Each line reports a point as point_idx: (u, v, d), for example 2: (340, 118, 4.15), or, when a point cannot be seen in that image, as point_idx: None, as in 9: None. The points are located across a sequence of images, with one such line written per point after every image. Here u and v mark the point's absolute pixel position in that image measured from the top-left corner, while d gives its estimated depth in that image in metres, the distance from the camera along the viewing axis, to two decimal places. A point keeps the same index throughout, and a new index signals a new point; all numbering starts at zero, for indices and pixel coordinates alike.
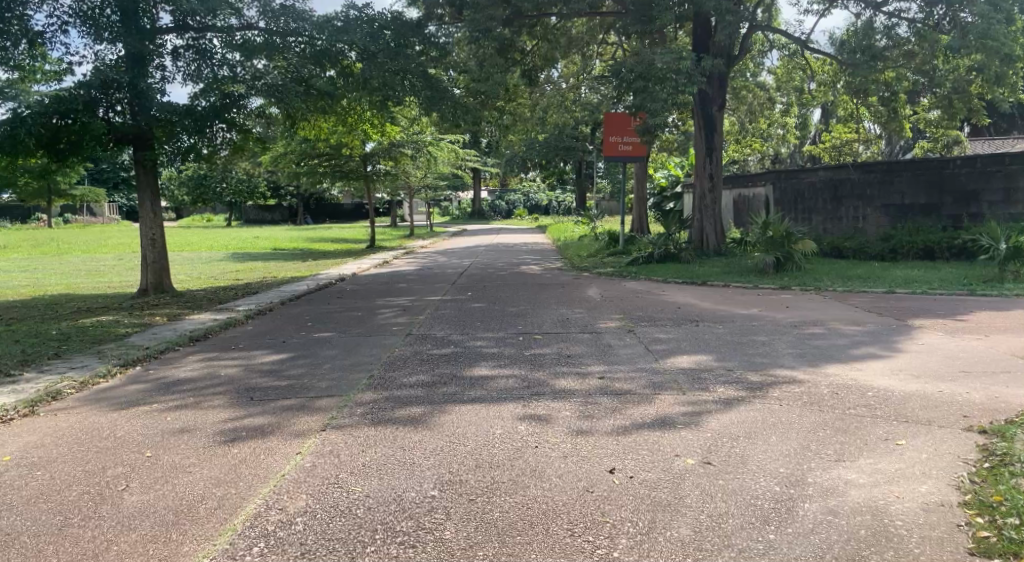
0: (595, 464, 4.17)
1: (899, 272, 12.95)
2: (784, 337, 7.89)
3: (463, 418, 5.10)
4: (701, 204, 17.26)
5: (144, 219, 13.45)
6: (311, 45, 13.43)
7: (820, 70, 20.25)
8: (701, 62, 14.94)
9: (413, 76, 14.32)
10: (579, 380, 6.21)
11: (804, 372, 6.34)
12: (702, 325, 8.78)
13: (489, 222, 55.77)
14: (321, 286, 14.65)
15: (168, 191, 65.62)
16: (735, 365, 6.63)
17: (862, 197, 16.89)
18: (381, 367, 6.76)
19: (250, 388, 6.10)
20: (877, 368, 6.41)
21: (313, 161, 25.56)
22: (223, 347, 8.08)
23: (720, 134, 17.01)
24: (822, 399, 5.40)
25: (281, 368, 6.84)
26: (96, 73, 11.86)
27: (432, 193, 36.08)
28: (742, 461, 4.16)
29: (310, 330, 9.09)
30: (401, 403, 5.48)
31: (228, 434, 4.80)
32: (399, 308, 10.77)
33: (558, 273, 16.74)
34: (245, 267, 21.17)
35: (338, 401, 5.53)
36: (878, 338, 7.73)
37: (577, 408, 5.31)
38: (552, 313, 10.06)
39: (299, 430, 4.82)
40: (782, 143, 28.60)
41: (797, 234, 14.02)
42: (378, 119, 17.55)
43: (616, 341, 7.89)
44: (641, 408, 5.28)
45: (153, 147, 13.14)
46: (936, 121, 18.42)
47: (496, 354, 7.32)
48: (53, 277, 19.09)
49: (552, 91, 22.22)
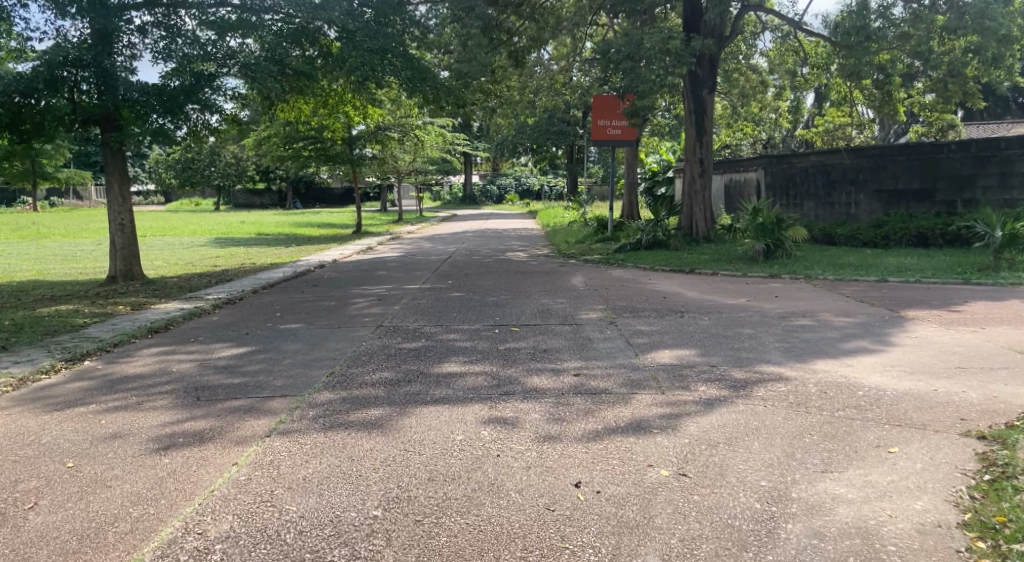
0: (560, 476, 3.79)
1: (891, 260, 12.60)
2: (771, 330, 7.52)
3: (423, 421, 4.71)
4: (691, 189, 16.90)
5: (112, 204, 12.96)
6: (289, 23, 13.00)
7: (813, 53, 19.84)
8: (691, 42, 14.27)
9: (394, 56, 13.73)
10: (553, 378, 5.83)
11: (791, 368, 5.97)
12: (686, 316, 8.40)
13: (480, 207, 55.37)
14: (298, 273, 14.21)
15: (156, 174, 64.70)
16: (719, 361, 6.26)
17: (855, 182, 16.51)
18: (343, 363, 6.36)
19: (200, 387, 5.68)
20: (868, 364, 6.05)
21: (297, 144, 24.88)
22: (182, 340, 7.66)
23: (710, 118, 16.58)
24: (810, 400, 5.02)
25: (238, 364, 6.42)
26: (59, 49, 11.28)
27: (421, 178, 35.60)
28: (720, 473, 3.78)
29: (276, 321, 8.67)
30: (356, 405, 5.08)
31: (163, 441, 4.41)
32: (374, 298, 10.36)
33: (544, 259, 16.36)
34: (226, 253, 20.66)
35: (290, 403, 5.14)
36: (869, 331, 7.37)
37: (547, 410, 4.93)
38: (533, 303, 9.66)
39: (239, 437, 4.44)
40: (773, 127, 28.23)
41: (787, 221, 13.68)
42: (360, 100, 17.08)
43: (596, 334, 7.52)
44: (615, 410, 4.89)
45: (121, 129, 12.63)
46: (930, 105, 18.15)
47: (467, 349, 6.93)
48: (26, 262, 18.53)
49: (542, 74, 22.25)
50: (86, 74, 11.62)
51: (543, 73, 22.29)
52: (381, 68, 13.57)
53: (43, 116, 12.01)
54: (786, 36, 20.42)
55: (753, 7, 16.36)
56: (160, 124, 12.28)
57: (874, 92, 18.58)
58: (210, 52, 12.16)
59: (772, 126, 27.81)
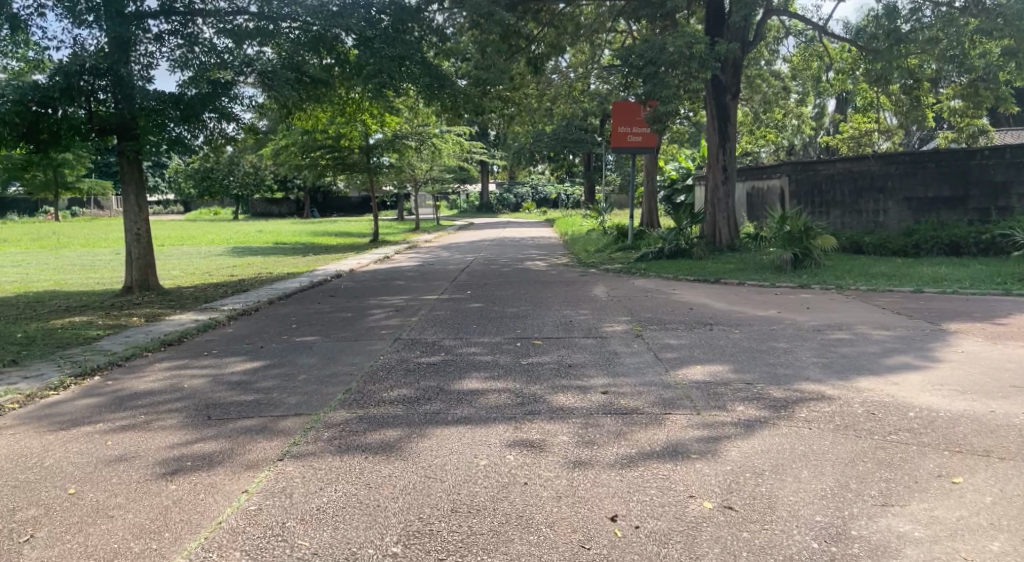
0: (594, 508, 3.50)
1: (926, 269, 12.17)
2: (807, 344, 7.18)
3: (443, 444, 4.42)
4: (714, 197, 16.57)
5: (129, 213, 12.84)
6: (307, 31, 12.75)
7: (838, 57, 19.45)
8: (716, 46, 13.97)
9: (412, 63, 13.52)
10: (580, 396, 5.53)
11: (833, 386, 5.63)
12: (716, 329, 8.07)
13: (497, 215, 55.18)
14: (314, 282, 14.03)
15: (175, 183, 65.19)
16: (755, 378, 5.93)
17: (883, 190, 16.08)
18: (360, 378, 6.09)
19: (211, 405, 5.44)
20: (916, 383, 5.69)
21: (314, 153, 24.78)
22: (195, 353, 7.44)
23: (734, 124, 16.27)
24: (857, 422, 4.68)
25: (251, 380, 6.17)
26: (75, 58, 11.17)
27: (438, 187, 35.44)
28: (770, 506, 3.47)
29: (292, 334, 8.44)
30: (375, 425, 4.81)
31: (170, 464, 4.16)
32: (392, 309, 10.11)
33: (563, 269, 16.05)
34: (243, 262, 20.56)
35: (305, 422, 4.89)
36: (911, 345, 7.01)
37: (576, 432, 4.63)
38: (555, 314, 9.38)
39: (250, 460, 4.18)
40: (795, 134, 27.77)
41: (815, 229, 13.32)
42: (378, 108, 16.92)
43: (622, 348, 7.21)
44: (649, 433, 4.58)
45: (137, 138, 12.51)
46: (961, 110, 17.74)
47: (489, 363, 6.64)
48: (45, 272, 18.52)
49: (560, 82, 21.80)
50: (103, 82, 11.50)
51: (561, 81, 21.79)
52: (399, 75, 13.35)
53: (60, 125, 11.91)
54: (811, 40, 20.03)
55: (778, 11, 16.05)
56: (178, 132, 12.17)
57: (902, 98, 18.15)
58: (226, 58, 12.06)
59: (795, 133, 27.36)
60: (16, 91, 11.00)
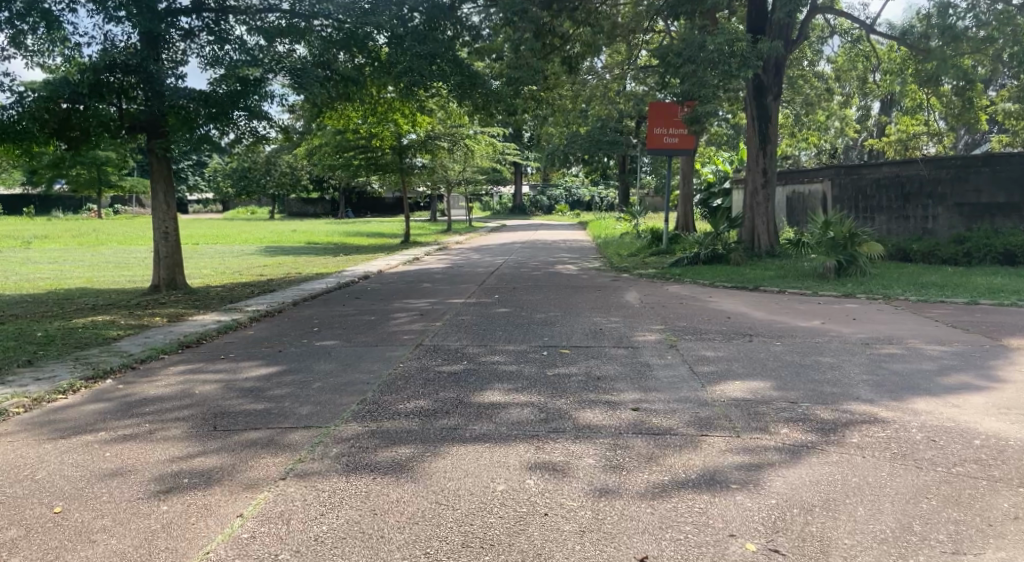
0: (621, 547, 3.12)
1: (980, 279, 11.51)
2: (855, 359, 6.68)
3: (457, 465, 4.09)
4: (753, 201, 15.98)
5: (156, 211, 12.77)
6: (339, 29, 12.53)
7: (886, 58, 18.78)
8: (758, 44, 13.44)
9: (444, 62, 13.21)
10: (609, 412, 5.15)
11: (886, 408, 5.17)
12: (756, 341, 7.60)
13: (530, 218, 54.92)
14: (340, 284, 13.80)
15: (214, 182, 66.09)
16: (799, 397, 5.48)
17: (932, 195, 15.35)
18: (376, 388, 5.78)
19: (219, 414, 5.17)
20: (979, 405, 5.20)
21: (346, 154, 24.68)
22: (211, 357, 7.21)
23: (775, 127, 15.68)
24: (916, 450, 4.23)
25: (264, 387, 5.89)
26: (103, 54, 11.07)
27: (470, 189, 35.25)
28: (823, 551, 3.06)
29: (313, 337, 8.18)
30: (387, 441, 4.49)
31: (165, 482, 3.89)
32: (416, 313, 9.82)
33: (595, 273, 15.65)
34: (274, 262, 20.51)
35: (313, 436, 4.59)
36: (969, 363, 6.49)
37: (603, 455, 4.25)
38: (585, 321, 8.98)
39: (249, 479, 3.88)
40: (838, 138, 26.96)
41: (861, 235, 12.72)
42: (409, 108, 16.73)
43: (655, 359, 6.80)
44: (684, 458, 4.18)
45: (166, 135, 12.42)
46: (1016, 113, 16.79)
47: (513, 374, 6.29)
48: (79, 269, 18.67)
49: (596, 82, 21.34)
50: (133, 79, 11.43)
51: (596, 81, 21.31)
52: (430, 74, 13.05)
53: (90, 123, 11.88)
54: (857, 41, 19.58)
55: (824, 9, 15.50)
56: (207, 130, 12.08)
57: (954, 99, 17.22)
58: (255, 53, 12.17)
59: (838, 137, 26.47)
60: (46, 88, 10.94)
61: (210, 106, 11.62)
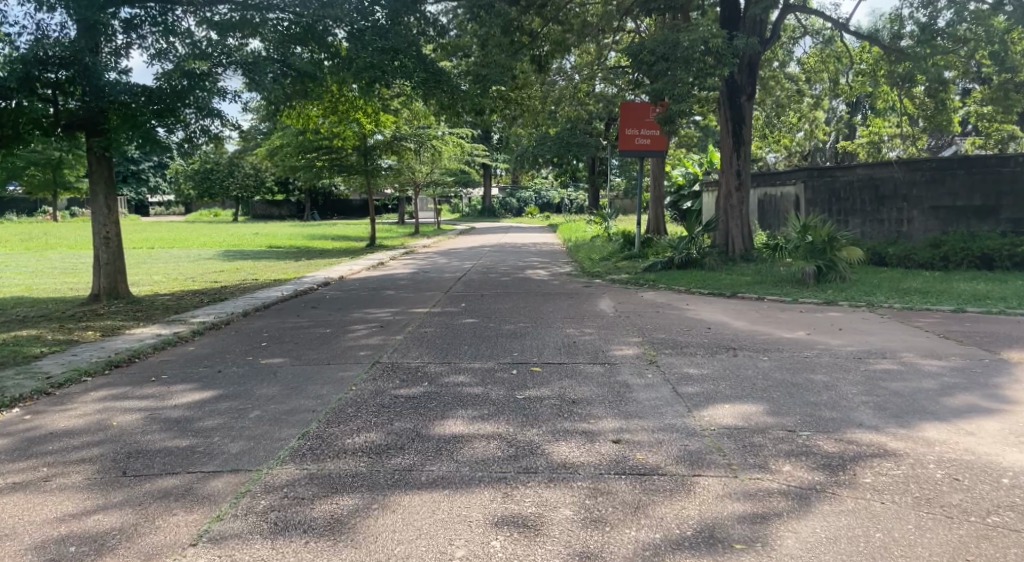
0: None
1: (962, 285, 11.17)
2: (850, 377, 6.14)
3: (409, 523, 3.42)
4: (727, 204, 15.55)
5: (96, 214, 11.82)
6: (296, 22, 11.56)
7: (859, 59, 18.52)
8: (734, 41, 12.95)
9: (406, 57, 12.47)
10: (586, 445, 4.53)
11: (895, 437, 4.62)
12: (742, 355, 7.05)
13: (499, 220, 54.36)
14: (297, 292, 13.02)
15: (175, 184, 64.21)
16: (796, 423, 4.92)
17: (907, 198, 15.03)
18: (322, 418, 5.08)
19: (134, 453, 4.42)
20: (995, 433, 4.68)
21: (308, 154, 23.78)
22: (140, 380, 6.41)
23: (749, 128, 15.28)
24: (941, 494, 3.67)
25: (193, 417, 5.15)
26: (33, 44, 10.02)
27: (438, 191, 34.52)
28: None
29: (259, 355, 7.42)
30: (327, 490, 3.80)
31: (44, 552, 3.16)
32: (376, 325, 9.10)
33: (567, 279, 15.05)
34: (231, 267, 19.54)
35: (240, 483, 3.89)
36: (973, 381, 5.98)
37: (581, 504, 3.62)
38: (557, 334, 8.34)
39: (150, 546, 3.18)
40: (809, 140, 26.81)
41: (840, 239, 12.31)
42: (371, 106, 15.99)
43: (634, 379, 6.18)
44: (676, 507, 3.58)
45: (105, 134, 11.48)
46: (989, 114, 16.52)
47: (478, 398, 5.62)
48: (19, 276, 17.51)
49: (564, 84, 20.63)
50: (69, 72, 10.46)
51: (566, 83, 20.78)
52: (391, 69, 12.31)
53: (20, 120, 10.80)
54: (829, 41, 19.42)
55: (797, 8, 15.14)
56: (151, 127, 11.16)
57: (926, 100, 16.96)
58: (207, 50, 11.07)
59: (808, 139, 26.28)
60: None
61: (152, 100, 10.79)
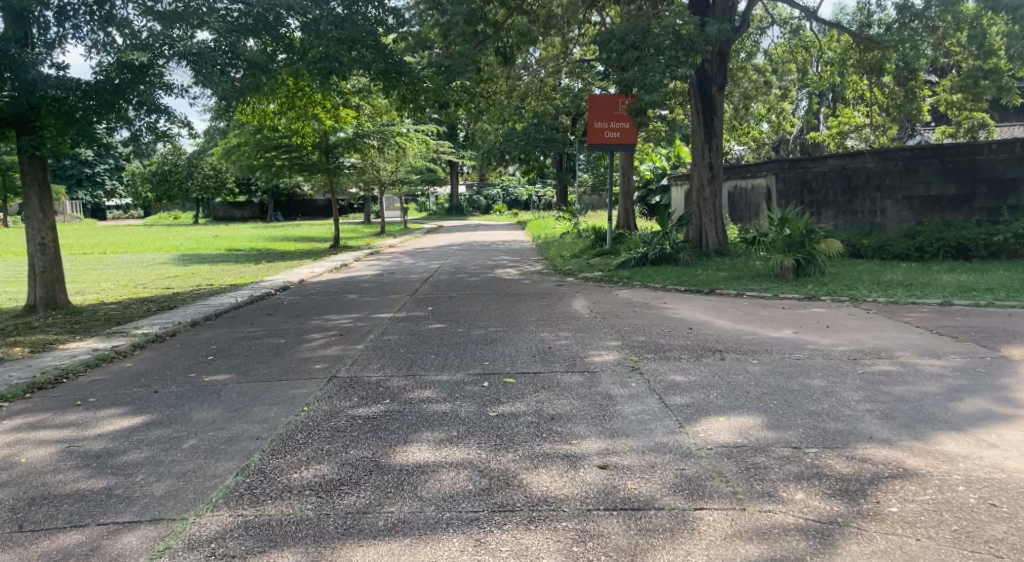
0: None
1: (945, 276, 10.84)
2: (849, 382, 5.68)
3: None
4: (700, 197, 15.12)
5: (30, 219, 10.93)
6: (246, 13, 10.71)
7: (827, 48, 18.22)
8: (706, 28, 12.45)
9: (365, 47, 11.72)
10: (567, 472, 3.96)
11: (913, 453, 4.13)
12: (729, 358, 6.56)
13: (467, 218, 53.61)
14: (252, 297, 12.25)
15: (133, 186, 62.27)
16: (801, 439, 4.42)
17: (881, 188, 14.71)
18: (266, 446, 4.46)
19: (38, 499, 3.76)
20: (1020, 445, 4.23)
21: (267, 153, 22.87)
22: (62, 405, 5.67)
23: (720, 118, 14.86)
24: (983, 528, 3.18)
25: (117, 450, 4.48)
26: None
27: (404, 190, 33.67)
28: None
29: (202, 371, 6.71)
30: (265, 542, 3.19)
31: None
32: (335, 333, 8.44)
33: (537, 277, 14.51)
34: (184, 273, 18.60)
35: (159, 537, 3.25)
36: (979, 382, 5.57)
37: (567, 553, 3.06)
38: (530, 339, 7.77)
39: None
40: (776, 133, 26.62)
41: (819, 231, 11.93)
42: (329, 101, 15.22)
43: (617, 389, 5.64)
44: (679, 552, 3.04)
45: (37, 132, 10.56)
46: (959, 102, 16.32)
47: (446, 417, 5.02)
48: None
49: (530, 78, 20.14)
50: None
51: (531, 77, 20.23)
52: (348, 60, 11.47)
53: None
54: (796, 30, 19.20)
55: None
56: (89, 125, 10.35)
57: (895, 89, 16.37)
58: (147, 41, 10.03)
59: (775, 131, 26.10)
60: None
61: (88, 95, 9.95)
